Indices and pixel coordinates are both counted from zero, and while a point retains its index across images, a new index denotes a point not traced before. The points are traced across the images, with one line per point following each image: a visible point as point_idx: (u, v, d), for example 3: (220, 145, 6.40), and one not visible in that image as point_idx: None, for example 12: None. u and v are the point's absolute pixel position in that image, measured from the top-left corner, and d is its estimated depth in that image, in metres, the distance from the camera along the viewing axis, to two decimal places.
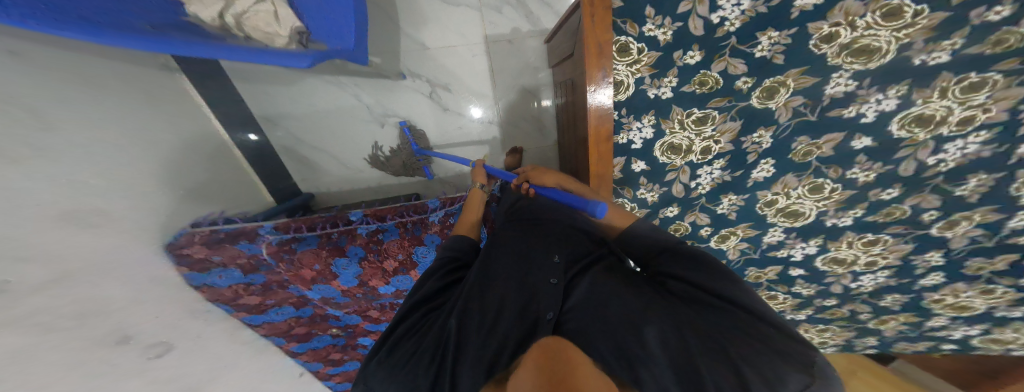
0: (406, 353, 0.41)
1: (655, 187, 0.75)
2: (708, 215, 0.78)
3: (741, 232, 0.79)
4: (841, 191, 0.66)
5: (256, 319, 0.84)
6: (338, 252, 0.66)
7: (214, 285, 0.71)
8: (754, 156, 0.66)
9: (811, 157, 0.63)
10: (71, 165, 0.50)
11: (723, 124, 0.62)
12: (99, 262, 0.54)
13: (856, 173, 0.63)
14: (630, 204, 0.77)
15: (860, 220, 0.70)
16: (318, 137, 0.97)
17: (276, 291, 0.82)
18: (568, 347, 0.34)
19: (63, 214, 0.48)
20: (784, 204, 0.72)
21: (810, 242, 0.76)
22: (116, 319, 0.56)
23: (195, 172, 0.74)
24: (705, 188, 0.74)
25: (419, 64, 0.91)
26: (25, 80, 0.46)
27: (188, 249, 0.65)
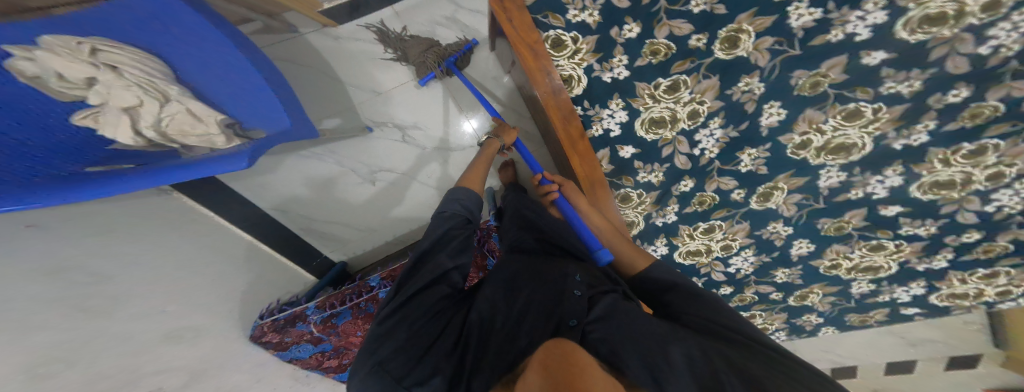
0: (424, 342, 0.46)
1: (655, 167, 0.79)
2: (731, 178, 0.77)
3: (784, 185, 0.77)
4: (888, 110, 0.60)
5: (344, 375, 1.02)
6: (371, 317, 0.76)
7: (298, 358, 0.87)
8: (751, 104, 0.65)
9: (823, 87, 0.60)
10: (154, 298, 0.63)
11: (699, 84, 0.64)
12: (212, 361, 0.73)
13: (891, 88, 0.57)
14: (636, 190, 0.84)
15: (942, 132, 0.62)
16: (326, 212, 1.07)
17: (347, 352, 0.94)
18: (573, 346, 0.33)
19: (165, 335, 0.64)
20: (824, 141, 0.67)
21: (888, 173, 0.70)
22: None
23: (242, 275, 0.89)
24: (714, 151, 0.74)
25: (380, 113, 0.96)
26: (95, 248, 0.55)
27: (265, 337, 0.80)
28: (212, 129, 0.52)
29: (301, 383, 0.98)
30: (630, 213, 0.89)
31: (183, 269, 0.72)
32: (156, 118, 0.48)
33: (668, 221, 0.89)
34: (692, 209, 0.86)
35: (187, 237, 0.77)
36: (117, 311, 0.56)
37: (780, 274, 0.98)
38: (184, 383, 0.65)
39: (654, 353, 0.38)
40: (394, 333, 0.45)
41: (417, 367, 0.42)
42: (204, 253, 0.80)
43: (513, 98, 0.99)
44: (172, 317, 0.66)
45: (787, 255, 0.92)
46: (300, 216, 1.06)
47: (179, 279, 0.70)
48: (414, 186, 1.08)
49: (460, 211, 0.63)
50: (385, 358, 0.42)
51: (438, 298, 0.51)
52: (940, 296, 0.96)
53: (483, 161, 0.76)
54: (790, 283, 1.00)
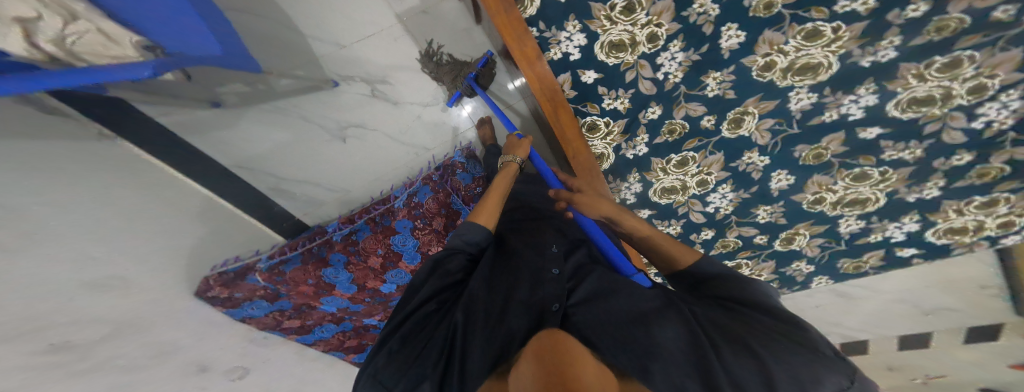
0: (411, 352, 0.49)
1: (619, 94, 0.81)
2: (700, 103, 0.80)
3: (755, 109, 0.79)
4: (847, 28, 0.62)
5: (308, 338, 1.03)
6: (324, 263, 0.76)
7: (252, 315, 0.86)
8: (708, 26, 0.67)
9: (776, 8, 0.62)
10: (80, 242, 0.56)
11: (653, 5, 0.66)
12: (142, 319, 0.67)
13: (846, 7, 0.60)
14: (603, 119, 0.87)
15: (908, 49, 0.63)
16: (297, 168, 1.01)
17: (309, 312, 0.95)
18: (566, 341, 0.40)
19: (87, 284, 0.57)
20: (790, 61, 0.69)
21: (862, 92, 0.71)
22: (184, 354, 0.77)
23: (196, 229, 0.80)
24: (678, 75, 0.76)
25: (347, 66, 0.91)
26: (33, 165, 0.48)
27: (211, 291, 0.76)
28: (131, 52, 0.50)
29: (256, 347, 0.96)
30: (598, 144, 0.93)
31: (124, 217, 0.63)
32: (59, 34, 0.41)
33: (639, 152, 0.93)
34: (662, 139, 0.90)
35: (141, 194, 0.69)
36: (45, 246, 0.51)
37: (762, 213, 1.04)
38: (104, 336, 0.62)
39: (636, 333, 0.42)
40: (387, 347, 0.49)
41: (407, 377, 0.46)
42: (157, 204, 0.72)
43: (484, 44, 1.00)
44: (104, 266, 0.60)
45: (768, 191, 0.98)
46: (268, 175, 0.98)
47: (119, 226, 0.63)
48: (386, 142, 1.06)
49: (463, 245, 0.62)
50: (377, 369, 0.47)
51: (426, 310, 0.54)
52: (937, 233, 1.01)
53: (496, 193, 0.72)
54: (773, 223, 1.07)
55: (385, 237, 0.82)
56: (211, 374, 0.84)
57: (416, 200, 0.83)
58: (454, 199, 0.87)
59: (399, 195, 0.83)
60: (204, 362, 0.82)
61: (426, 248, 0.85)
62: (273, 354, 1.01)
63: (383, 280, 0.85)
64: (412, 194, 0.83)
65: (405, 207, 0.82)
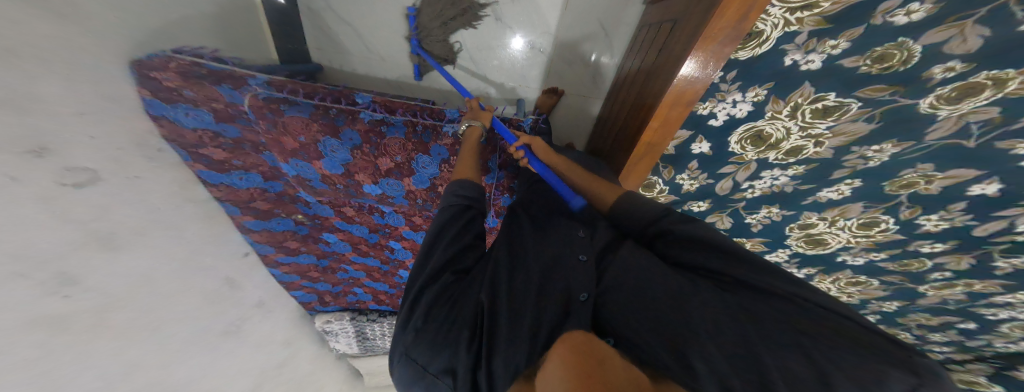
0: (438, 331, 0.44)
1: (700, 178, 0.75)
2: (732, 222, 0.81)
3: (747, 246, 0.84)
4: (889, 234, 0.65)
5: (213, 177, 0.72)
6: (331, 132, 0.67)
7: (176, 122, 0.59)
8: (843, 172, 0.59)
9: (907, 191, 0.57)
10: None
11: (849, 123, 0.52)
12: (53, 54, 0.41)
13: (928, 221, 0.60)
14: (662, 186, 0.80)
15: (874, 263, 0.72)
16: (353, 4, 0.83)
17: (248, 153, 0.72)
18: (593, 341, 0.34)
19: None
20: (818, 231, 0.72)
21: (802, 269, 0.83)
22: (29, 122, 0.41)
23: None
24: (754, 193, 0.73)
25: None
26: None
27: (160, 73, 0.53)
28: None
29: (136, 155, 0.58)
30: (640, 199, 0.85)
31: None
32: None
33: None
34: None
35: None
36: None
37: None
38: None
39: (674, 326, 0.37)
40: (411, 322, 0.45)
41: (439, 355, 0.43)
42: None
43: (621, 34, 0.87)
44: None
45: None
46: None
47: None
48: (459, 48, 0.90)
49: (456, 200, 0.56)
50: (409, 348, 0.44)
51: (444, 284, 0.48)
52: None
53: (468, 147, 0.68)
54: None
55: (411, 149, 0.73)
56: (42, 170, 0.45)
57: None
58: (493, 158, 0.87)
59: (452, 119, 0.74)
60: (43, 138, 0.43)
61: (439, 183, 0.78)
62: (153, 177, 0.62)
63: (374, 180, 0.76)
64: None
65: (451, 137, 0.73)
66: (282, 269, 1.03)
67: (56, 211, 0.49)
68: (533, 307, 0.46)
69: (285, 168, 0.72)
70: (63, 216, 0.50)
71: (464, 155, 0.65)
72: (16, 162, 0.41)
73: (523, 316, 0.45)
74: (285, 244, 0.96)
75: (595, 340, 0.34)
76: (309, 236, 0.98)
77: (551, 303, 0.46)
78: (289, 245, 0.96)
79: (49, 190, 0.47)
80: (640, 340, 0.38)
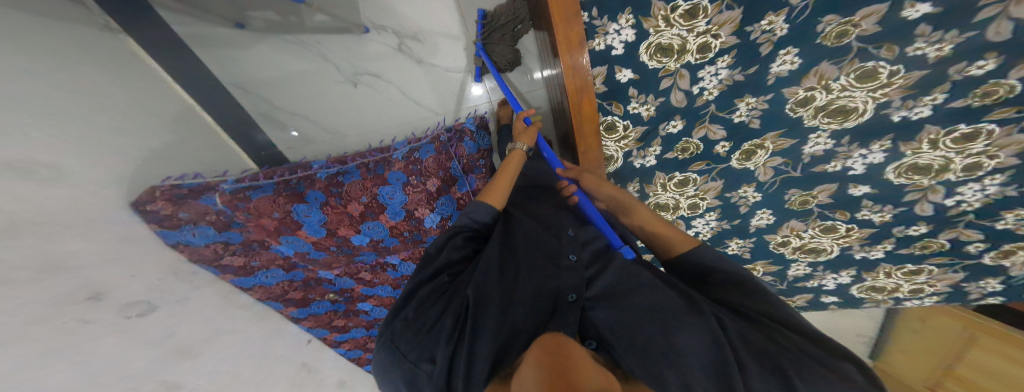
0: (425, 323, 0.43)
1: (649, 100, 0.64)
2: (723, 128, 0.67)
3: (771, 145, 0.68)
4: (904, 75, 0.51)
5: (246, 282, 0.83)
6: (297, 199, 0.74)
7: (189, 243, 0.67)
8: (767, 47, 0.53)
9: (847, 39, 0.49)
10: (22, 110, 0.47)
11: (719, 15, 0.50)
12: (78, 221, 0.55)
13: (919, 50, 0.48)
14: (623, 122, 0.68)
15: (943, 109, 0.54)
16: (297, 100, 0.93)
17: (259, 251, 0.79)
18: (570, 346, 0.29)
19: (15, 165, 0.45)
20: (824, 102, 0.58)
21: (873, 148, 0.63)
22: (80, 278, 0.53)
23: (160, 134, 0.73)
24: (713, 93, 0.62)
25: (383, 15, 0.83)
26: None
27: (151, 205, 0.62)
28: None
29: (176, 281, 0.70)
30: (610, 147, 0.74)
31: (66, 91, 0.56)
32: None
33: (647, 165, 0.77)
34: (672, 156, 0.74)
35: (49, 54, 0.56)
36: None
37: (733, 245, 0.92)
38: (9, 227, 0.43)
39: (655, 333, 0.36)
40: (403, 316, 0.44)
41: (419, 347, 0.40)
42: (101, 95, 0.63)
43: (526, 27, 0.87)
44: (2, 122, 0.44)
45: (746, 225, 0.87)
46: (263, 100, 0.93)
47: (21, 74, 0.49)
48: (399, 100, 0.94)
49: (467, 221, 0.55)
50: (397, 337, 0.42)
51: (438, 283, 0.48)
52: (858, 287, 0.93)
53: (508, 171, 0.63)
54: (739, 256, 0.95)
55: (373, 186, 0.78)
56: (106, 313, 0.56)
57: (417, 156, 0.78)
58: (453, 164, 0.81)
59: (400, 147, 0.79)
60: (99, 286, 0.56)
61: (413, 207, 0.81)
62: (195, 293, 0.74)
63: (357, 229, 0.82)
64: (414, 149, 0.78)
65: (403, 160, 0.78)
66: (345, 347, 1.10)
67: (136, 338, 0.60)
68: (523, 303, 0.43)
69: (284, 248, 0.80)
70: (144, 342, 0.61)
71: (498, 183, 0.60)
72: (85, 308, 0.53)
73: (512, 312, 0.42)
74: (333, 324, 1.03)
75: (570, 342, 0.29)
76: (348, 311, 1.04)
77: (541, 306, 0.43)
78: (336, 324, 1.03)
79: (120, 323, 0.58)
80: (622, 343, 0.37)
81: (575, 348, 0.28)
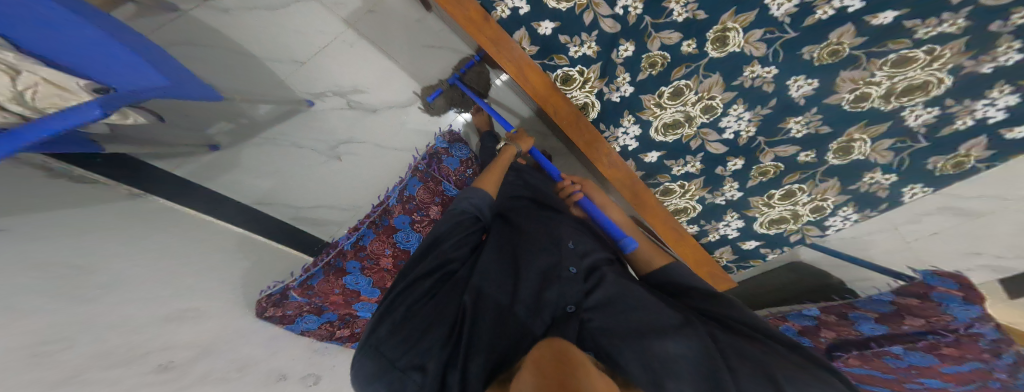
0: (418, 324, 0.46)
1: (583, 39, 0.77)
2: (675, 29, 0.71)
3: (734, 25, 0.68)
4: None
5: None
6: (342, 272, 0.82)
7: (308, 329, 0.88)
8: None
9: None
10: (152, 286, 0.57)
11: None
12: (224, 343, 0.67)
13: None
14: (575, 68, 0.83)
15: None
16: (300, 190, 0.98)
17: (354, 320, 0.95)
18: (561, 345, 0.36)
19: (168, 316, 0.57)
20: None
21: None
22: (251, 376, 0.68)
23: (240, 262, 0.81)
24: (637, 6, 0.70)
25: (313, 83, 0.91)
26: (64, 247, 0.49)
27: (267, 312, 0.78)
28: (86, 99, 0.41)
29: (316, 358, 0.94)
30: (578, 95, 0.88)
31: (168, 258, 0.65)
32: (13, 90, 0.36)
33: (625, 95, 0.85)
34: (646, 75, 0.81)
35: (152, 227, 0.68)
36: (112, 292, 0.50)
37: (794, 127, 0.79)
38: (195, 357, 0.58)
39: (654, 341, 0.44)
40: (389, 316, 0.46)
41: (410, 351, 0.43)
42: (192, 248, 0.72)
43: (445, 33, 0.93)
44: (159, 282, 0.59)
45: (790, 100, 0.75)
46: (284, 204, 0.97)
47: (147, 260, 0.60)
48: (382, 153, 1.02)
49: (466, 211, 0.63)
50: (380, 340, 0.43)
51: (434, 282, 0.53)
52: None
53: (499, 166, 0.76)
54: (815, 134, 0.80)
55: (387, 237, 0.88)
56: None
57: (409, 193, 0.88)
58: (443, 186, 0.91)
59: (392, 193, 0.88)
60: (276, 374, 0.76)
61: None
62: (333, 361, 1.00)
63: None
64: (403, 188, 0.87)
65: (398, 204, 0.88)
66: None
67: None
68: (525, 316, 0.50)
69: (362, 314, 0.90)
70: None
71: (492, 172, 0.74)
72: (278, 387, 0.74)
73: (516, 325, 0.48)
74: None
75: (560, 342, 0.36)
76: None
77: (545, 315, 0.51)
78: None
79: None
80: (625, 357, 0.44)
81: (578, 355, 0.33)
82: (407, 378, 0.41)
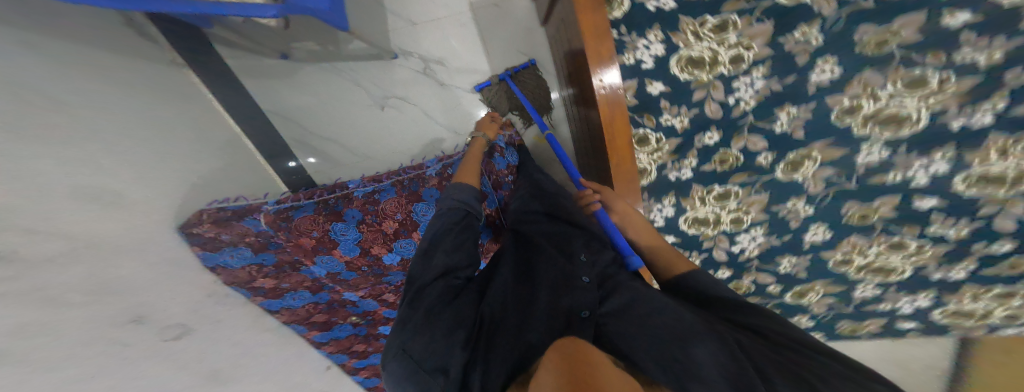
0: (440, 326, 0.43)
1: (682, 110, 0.71)
2: (764, 139, 0.72)
3: (817, 156, 0.71)
4: (955, 82, 0.56)
5: (273, 305, 0.83)
6: (336, 216, 0.77)
7: (226, 265, 0.69)
8: (804, 56, 0.60)
9: (889, 47, 0.55)
10: (82, 147, 0.46)
11: (749, 27, 0.59)
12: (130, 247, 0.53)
13: (967, 56, 0.53)
14: (656, 134, 0.75)
15: (1010, 116, 0.57)
16: (322, 123, 0.96)
17: (290, 273, 0.82)
18: (583, 346, 0.27)
19: (74, 189, 0.44)
20: (878, 107, 0.61)
21: (935, 157, 0.65)
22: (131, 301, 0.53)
23: (208, 158, 0.73)
24: (749, 103, 0.68)
25: (411, 42, 0.90)
26: (23, 59, 0.40)
27: (198, 227, 0.64)
28: None
29: (212, 304, 0.71)
30: (642, 159, 0.79)
31: (134, 127, 0.57)
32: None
33: (682, 177, 0.82)
34: (710, 168, 0.79)
35: (136, 94, 0.60)
36: (39, 137, 0.40)
37: (784, 263, 0.90)
38: (79, 255, 0.45)
39: (671, 347, 0.36)
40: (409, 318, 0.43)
41: (430, 352, 0.40)
42: (164, 130, 0.63)
43: (543, 52, 0.95)
44: (90, 140, 0.48)
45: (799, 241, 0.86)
46: (298, 125, 0.94)
47: (99, 117, 0.50)
48: (424, 123, 1.01)
49: (455, 205, 0.60)
50: (404, 343, 0.40)
51: (449, 284, 0.49)
52: (944, 312, 0.93)
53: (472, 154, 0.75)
54: (793, 276, 0.93)
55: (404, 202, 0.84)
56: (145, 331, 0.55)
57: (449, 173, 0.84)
58: (484, 181, 0.85)
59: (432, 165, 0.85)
60: (138, 308, 0.53)
61: None
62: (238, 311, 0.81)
63: (388, 247, 0.84)
64: (446, 166, 0.84)
65: (435, 177, 0.84)
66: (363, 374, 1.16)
67: (168, 362, 0.59)
68: (542, 317, 0.45)
69: (316, 269, 0.84)
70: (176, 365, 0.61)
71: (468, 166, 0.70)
72: (124, 333, 0.51)
73: (530, 328, 0.43)
74: (353, 349, 1.06)
75: (582, 344, 0.28)
76: (369, 335, 1.07)
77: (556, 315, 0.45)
78: (356, 349, 1.06)
79: (158, 347, 0.57)
80: (632, 349, 0.38)
81: (597, 357, 0.25)
82: (431, 380, 0.38)
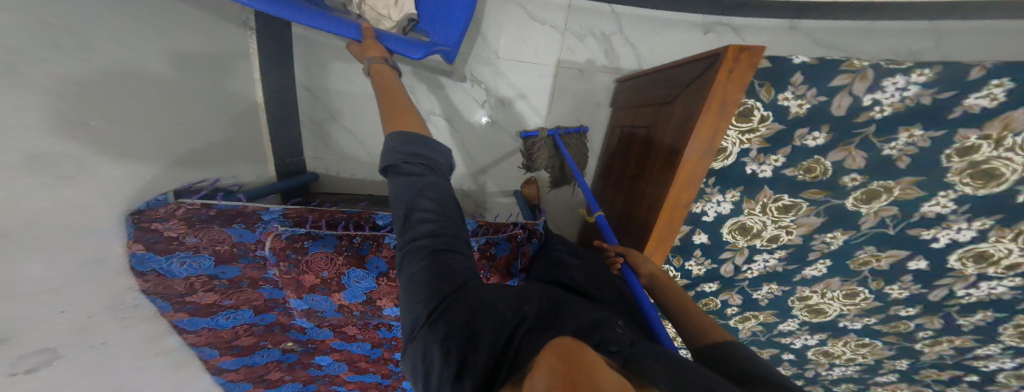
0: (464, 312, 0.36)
1: (706, 263, 0.76)
2: (742, 298, 0.82)
3: (762, 318, 0.85)
4: (871, 301, 0.72)
5: (193, 323, 0.64)
6: (357, 261, 0.67)
7: (169, 274, 0.51)
8: (816, 253, 0.69)
9: (866, 267, 0.67)
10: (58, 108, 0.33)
11: (806, 217, 0.64)
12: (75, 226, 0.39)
13: (893, 290, 0.70)
14: (675, 272, 0.78)
15: (869, 326, 0.79)
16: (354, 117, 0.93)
17: (243, 289, 0.64)
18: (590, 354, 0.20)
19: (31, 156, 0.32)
20: (815, 301, 0.77)
21: (814, 335, 0.85)
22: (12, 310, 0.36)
23: (211, 127, 0.59)
24: (752, 273, 0.76)
25: (485, 73, 0.91)
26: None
27: (161, 223, 0.48)
28: None
29: (110, 319, 0.51)
30: None
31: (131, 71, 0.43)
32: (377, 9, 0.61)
33: None
34: None
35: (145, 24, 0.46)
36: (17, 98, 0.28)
37: None
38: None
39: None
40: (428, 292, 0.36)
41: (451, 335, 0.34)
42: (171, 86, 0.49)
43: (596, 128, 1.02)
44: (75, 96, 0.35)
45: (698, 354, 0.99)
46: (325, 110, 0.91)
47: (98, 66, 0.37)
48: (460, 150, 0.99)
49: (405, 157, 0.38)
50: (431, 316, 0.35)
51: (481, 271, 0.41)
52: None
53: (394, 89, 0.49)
54: None
55: None
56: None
57: (493, 251, 0.77)
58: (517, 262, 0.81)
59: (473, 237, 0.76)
60: (12, 327, 0.36)
61: None
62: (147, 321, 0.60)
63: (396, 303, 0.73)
64: (491, 243, 0.77)
65: (478, 249, 0.76)
66: None
67: None
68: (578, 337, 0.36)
69: (296, 303, 0.69)
70: None
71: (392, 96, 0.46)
72: None
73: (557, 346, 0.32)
74: (265, 377, 0.88)
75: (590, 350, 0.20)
76: (296, 363, 0.90)
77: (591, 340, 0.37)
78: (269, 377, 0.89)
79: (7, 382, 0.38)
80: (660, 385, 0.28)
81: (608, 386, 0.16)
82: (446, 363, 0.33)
